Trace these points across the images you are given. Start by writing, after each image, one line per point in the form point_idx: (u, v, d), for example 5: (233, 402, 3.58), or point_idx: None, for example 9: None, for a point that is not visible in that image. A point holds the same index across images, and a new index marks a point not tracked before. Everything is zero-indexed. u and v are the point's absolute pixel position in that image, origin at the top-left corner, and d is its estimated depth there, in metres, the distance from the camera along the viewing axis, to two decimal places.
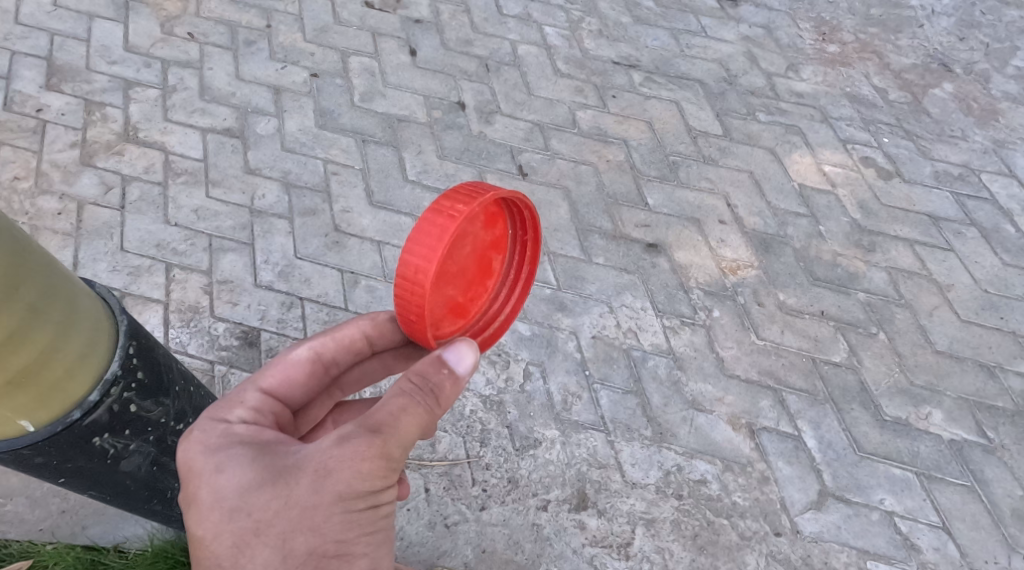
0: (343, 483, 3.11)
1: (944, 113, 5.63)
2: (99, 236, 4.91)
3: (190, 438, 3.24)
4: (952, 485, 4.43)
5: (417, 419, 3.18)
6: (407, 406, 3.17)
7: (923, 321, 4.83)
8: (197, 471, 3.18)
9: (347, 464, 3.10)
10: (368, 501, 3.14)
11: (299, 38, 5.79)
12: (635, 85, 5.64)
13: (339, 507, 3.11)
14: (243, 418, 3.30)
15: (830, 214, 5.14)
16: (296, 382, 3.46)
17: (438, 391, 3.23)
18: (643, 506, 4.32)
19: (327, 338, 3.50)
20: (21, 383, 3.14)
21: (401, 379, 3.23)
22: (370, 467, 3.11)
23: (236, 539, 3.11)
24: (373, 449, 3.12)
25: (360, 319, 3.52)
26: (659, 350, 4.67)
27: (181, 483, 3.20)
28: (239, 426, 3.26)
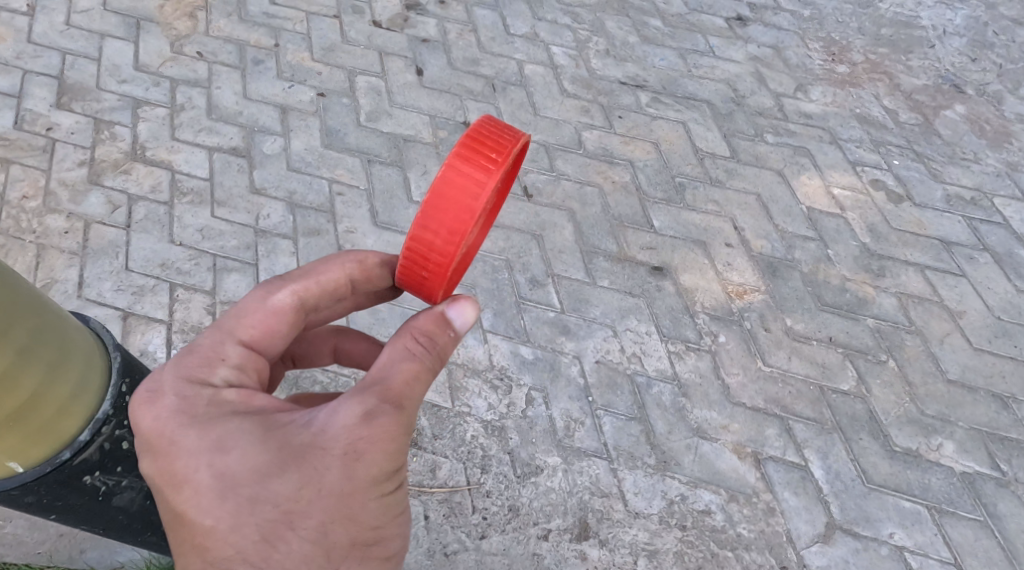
0: (373, 462, 2.99)
1: (955, 135, 5.52)
2: (105, 255, 4.85)
3: (174, 407, 3.00)
4: (964, 519, 4.31)
5: (429, 383, 3.09)
6: (422, 373, 3.08)
7: (934, 348, 4.71)
8: (196, 451, 2.97)
9: (375, 442, 2.98)
10: (397, 481, 3.05)
11: (306, 57, 5.73)
12: (642, 105, 5.55)
13: (371, 489, 3.00)
14: (226, 379, 3.08)
15: (839, 237, 5.03)
16: (278, 333, 3.18)
17: (445, 351, 3.15)
18: (646, 537, 4.22)
19: (309, 282, 3.21)
20: (9, 425, 3.07)
21: (405, 340, 3.11)
22: (398, 443, 3.01)
23: (264, 532, 2.94)
24: (399, 422, 3.01)
25: (346, 261, 3.25)
26: (664, 376, 4.56)
27: (178, 466, 2.97)
28: (228, 392, 3.05)
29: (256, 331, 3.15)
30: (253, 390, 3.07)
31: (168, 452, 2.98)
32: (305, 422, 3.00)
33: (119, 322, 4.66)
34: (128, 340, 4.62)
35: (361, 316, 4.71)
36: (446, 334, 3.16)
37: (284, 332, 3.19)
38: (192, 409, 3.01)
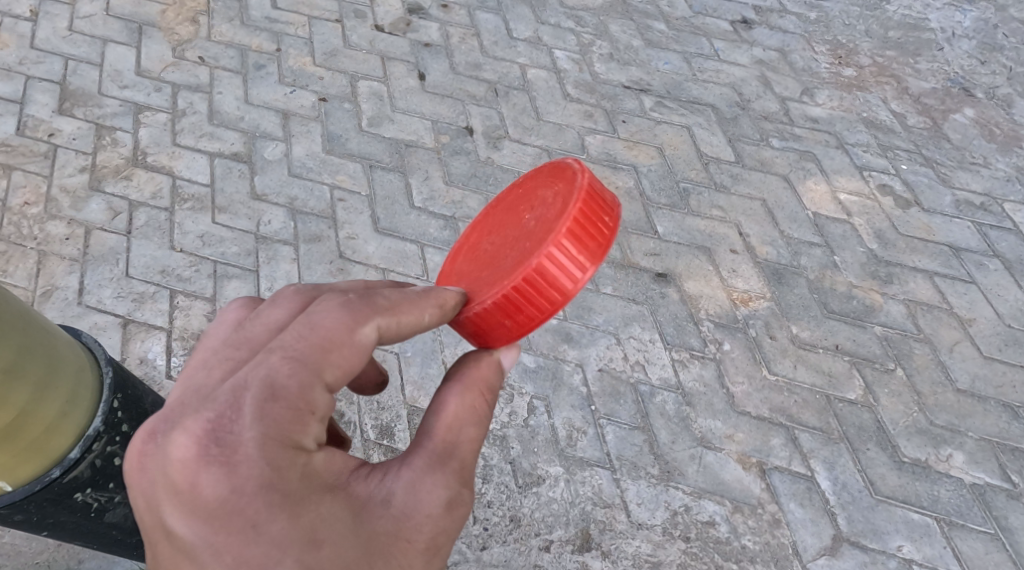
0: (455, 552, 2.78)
1: (965, 140, 5.44)
2: (105, 262, 4.79)
3: (260, 476, 2.63)
4: (973, 532, 4.22)
5: None
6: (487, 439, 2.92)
7: (943, 357, 4.62)
8: (282, 537, 2.62)
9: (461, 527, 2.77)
10: None
11: (307, 62, 5.67)
12: (646, 110, 5.48)
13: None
14: (314, 437, 2.71)
15: (845, 243, 4.95)
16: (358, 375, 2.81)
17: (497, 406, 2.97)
18: (650, 548, 4.14)
19: (394, 318, 2.83)
20: None
21: (471, 395, 2.88)
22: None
23: None
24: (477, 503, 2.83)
25: (429, 304, 2.90)
26: (668, 385, 4.49)
27: (252, 549, 2.61)
28: (316, 460, 2.70)
29: (342, 372, 2.75)
30: (325, 451, 2.72)
31: (249, 536, 2.61)
32: (388, 503, 2.72)
33: (119, 329, 4.60)
34: (127, 347, 4.56)
35: None
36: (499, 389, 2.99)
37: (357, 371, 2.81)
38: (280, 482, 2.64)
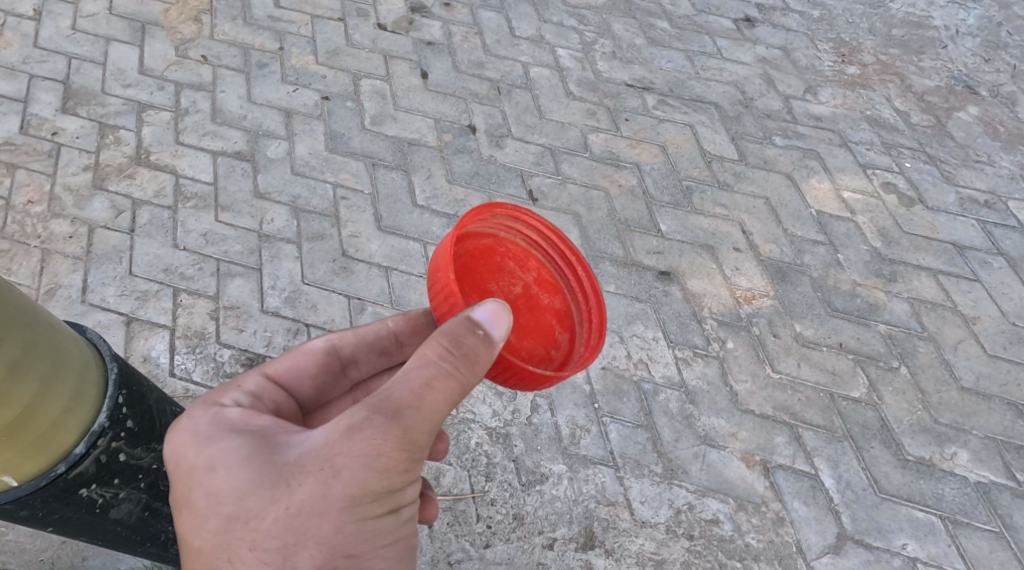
0: (365, 484, 3.00)
1: (968, 138, 5.43)
2: (109, 260, 4.79)
3: (180, 425, 3.17)
4: (978, 531, 4.22)
5: (433, 391, 3.03)
6: (453, 391, 3.04)
7: (948, 355, 4.62)
8: (189, 469, 3.09)
9: (363, 460, 2.99)
10: (387, 503, 3.05)
11: (310, 61, 5.67)
12: (649, 108, 5.48)
13: (363, 511, 3.02)
14: (238, 401, 3.25)
15: (849, 242, 4.95)
16: (306, 372, 3.44)
17: (481, 365, 3.07)
18: (653, 546, 4.14)
19: (346, 332, 3.48)
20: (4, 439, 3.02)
21: (428, 346, 3.05)
22: (400, 464, 3.02)
23: (239, 550, 3.02)
24: (399, 443, 3.00)
25: (393, 317, 3.50)
26: (671, 383, 4.49)
27: (173, 482, 3.13)
28: (230, 411, 3.17)
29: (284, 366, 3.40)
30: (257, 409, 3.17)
31: (169, 473, 3.13)
32: (300, 441, 3.06)
33: (122, 327, 4.60)
34: (131, 345, 4.56)
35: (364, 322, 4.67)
36: (491, 355, 3.08)
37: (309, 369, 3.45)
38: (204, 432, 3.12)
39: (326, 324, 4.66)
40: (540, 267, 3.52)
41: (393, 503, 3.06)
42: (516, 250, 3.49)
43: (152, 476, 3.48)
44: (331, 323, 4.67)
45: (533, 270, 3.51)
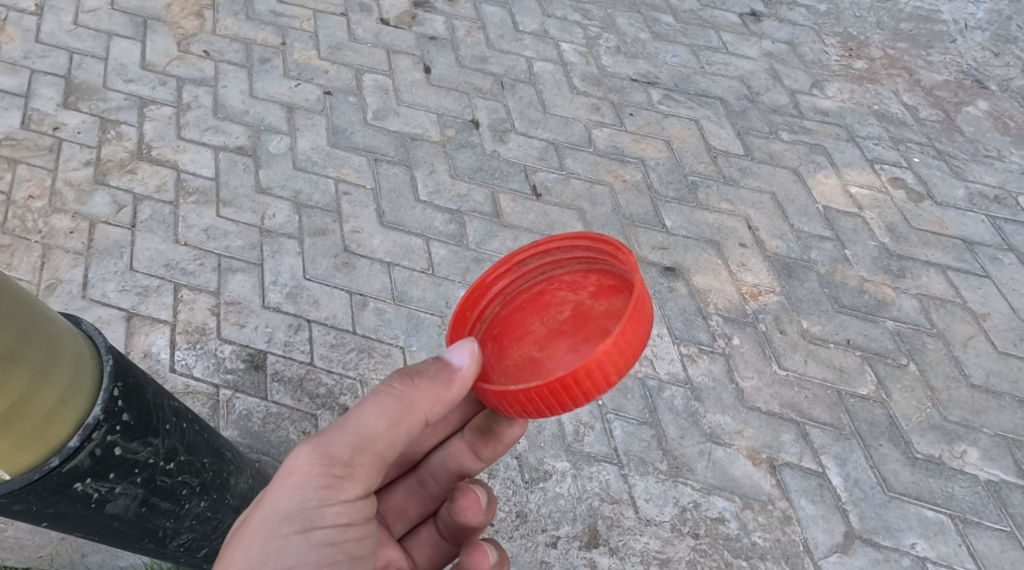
0: (282, 500, 3.10)
1: (978, 133, 5.39)
2: (109, 255, 4.75)
3: None
4: (989, 530, 4.18)
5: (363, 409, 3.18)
6: (384, 406, 3.16)
7: (956, 352, 4.58)
8: None
9: (284, 475, 3.12)
10: (299, 520, 3.09)
11: (313, 55, 5.63)
12: (654, 103, 5.44)
13: (277, 529, 3.08)
14: None
15: (856, 237, 4.90)
16: None
17: (420, 385, 3.19)
18: (658, 545, 4.10)
19: None
20: None
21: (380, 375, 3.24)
22: (318, 479, 3.12)
23: None
24: (319, 457, 3.12)
25: None
26: (676, 380, 4.44)
27: None
28: None
29: None
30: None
31: None
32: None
33: (123, 323, 4.56)
34: (131, 341, 4.52)
35: (366, 318, 4.63)
36: (447, 383, 3.20)
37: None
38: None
39: (328, 320, 4.62)
40: (599, 280, 3.39)
41: (309, 523, 3.09)
42: (572, 277, 3.43)
43: (149, 470, 3.43)
44: (333, 319, 4.62)
45: (591, 285, 3.39)
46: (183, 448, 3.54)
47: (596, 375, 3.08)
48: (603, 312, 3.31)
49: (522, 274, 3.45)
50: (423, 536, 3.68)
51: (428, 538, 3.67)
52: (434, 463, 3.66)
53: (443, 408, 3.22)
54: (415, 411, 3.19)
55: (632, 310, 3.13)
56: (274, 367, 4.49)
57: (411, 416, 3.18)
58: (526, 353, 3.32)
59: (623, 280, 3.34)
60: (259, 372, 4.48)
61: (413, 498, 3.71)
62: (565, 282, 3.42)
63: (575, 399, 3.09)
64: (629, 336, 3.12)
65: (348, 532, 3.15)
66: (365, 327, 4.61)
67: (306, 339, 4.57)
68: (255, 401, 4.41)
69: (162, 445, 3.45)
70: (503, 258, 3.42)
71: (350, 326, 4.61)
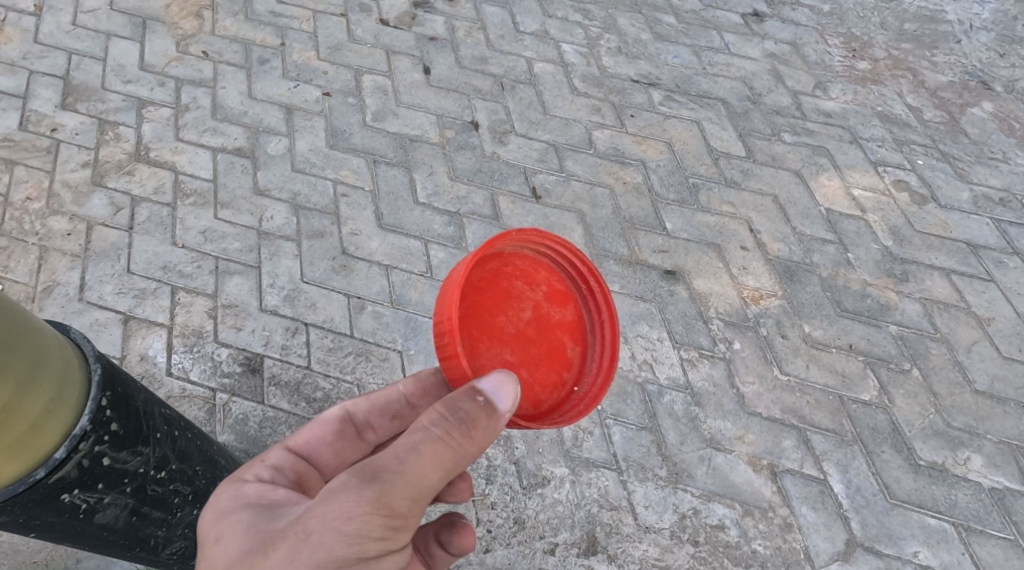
0: (334, 547, 2.99)
1: (983, 134, 5.33)
2: (107, 258, 4.70)
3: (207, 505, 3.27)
4: (992, 538, 4.12)
5: (422, 456, 3.05)
6: (442, 455, 3.06)
7: (961, 357, 4.52)
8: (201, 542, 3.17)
9: (337, 522, 3.00)
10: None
11: (312, 55, 5.58)
12: (655, 104, 5.38)
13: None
14: (259, 474, 3.34)
15: (859, 240, 4.84)
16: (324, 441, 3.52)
17: (477, 434, 3.09)
18: (657, 552, 4.04)
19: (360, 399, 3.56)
20: None
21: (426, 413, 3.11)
22: (377, 531, 3.01)
23: None
24: (380, 509, 3.00)
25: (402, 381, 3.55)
26: (677, 385, 4.38)
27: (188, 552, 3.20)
28: (251, 485, 3.26)
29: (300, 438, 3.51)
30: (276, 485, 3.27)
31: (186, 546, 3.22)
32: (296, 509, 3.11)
33: (120, 326, 4.51)
34: (128, 344, 4.47)
35: (364, 322, 4.58)
36: (493, 426, 3.11)
37: (327, 438, 3.52)
38: (215, 507, 3.22)
39: (325, 323, 4.56)
40: (548, 278, 3.50)
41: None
42: (524, 266, 3.46)
43: (140, 480, 3.39)
44: (330, 322, 4.57)
45: (544, 282, 3.49)
46: (174, 457, 3.50)
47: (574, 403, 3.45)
48: (553, 316, 3.47)
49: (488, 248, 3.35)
50: None
51: None
52: None
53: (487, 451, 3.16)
54: (467, 456, 3.10)
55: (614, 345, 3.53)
56: (271, 371, 4.44)
57: (462, 462, 3.09)
58: (504, 357, 3.35)
59: (569, 289, 3.55)
60: (256, 376, 4.43)
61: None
62: (518, 268, 3.44)
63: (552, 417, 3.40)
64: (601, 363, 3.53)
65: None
66: (362, 330, 4.55)
67: (304, 342, 4.51)
68: (252, 406, 4.36)
69: (152, 454, 3.41)
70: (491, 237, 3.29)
71: (347, 330, 4.56)
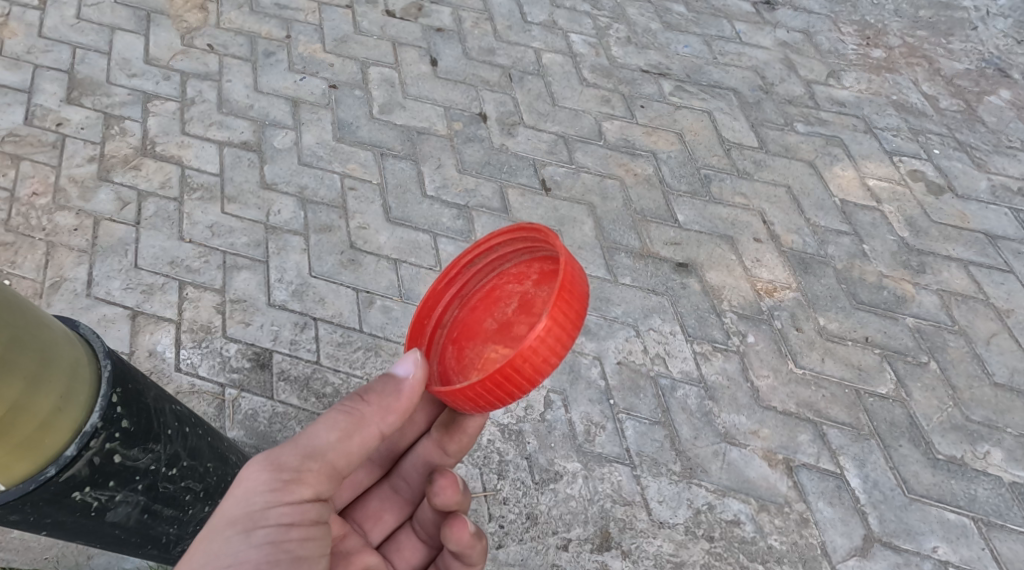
0: (230, 506, 3.09)
1: (1000, 123, 5.26)
2: (114, 253, 4.66)
3: None
4: (1013, 533, 4.07)
5: (325, 418, 3.20)
6: (335, 419, 3.19)
7: (979, 350, 4.46)
8: None
9: (234, 484, 3.13)
10: (249, 523, 3.08)
11: (318, 48, 5.52)
12: (665, 94, 5.32)
13: (220, 532, 3.07)
14: None
15: (875, 232, 4.79)
16: None
17: (371, 398, 3.22)
18: (672, 548, 4.00)
19: None
20: None
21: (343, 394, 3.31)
22: (266, 483, 3.11)
23: None
24: (268, 464, 3.13)
25: None
26: (689, 378, 4.33)
27: None
28: None
29: None
30: None
31: None
32: None
33: (128, 322, 4.47)
34: (136, 340, 4.44)
35: (373, 316, 4.54)
36: (394, 395, 3.23)
37: None
38: None
39: (333, 318, 4.52)
40: (541, 267, 3.40)
41: (251, 524, 3.08)
42: (518, 268, 3.45)
43: (151, 477, 3.35)
44: (338, 317, 4.52)
45: (534, 274, 3.40)
46: (186, 454, 3.46)
47: (534, 362, 3.12)
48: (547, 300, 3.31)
49: (471, 277, 3.48)
50: (402, 541, 3.63)
51: (408, 543, 3.63)
52: (405, 466, 3.64)
53: (396, 418, 3.25)
54: (367, 429, 3.21)
55: (557, 294, 3.15)
56: (280, 366, 4.40)
57: (364, 431, 3.21)
58: (480, 352, 3.36)
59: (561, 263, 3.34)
60: (265, 371, 4.39)
61: (389, 504, 3.66)
62: (512, 274, 3.45)
63: (521, 386, 3.14)
64: (560, 320, 3.14)
65: (291, 532, 3.12)
66: (371, 325, 4.51)
67: (312, 338, 4.47)
68: (261, 401, 4.32)
69: (163, 451, 3.37)
70: (450, 264, 3.45)
71: (356, 325, 4.51)
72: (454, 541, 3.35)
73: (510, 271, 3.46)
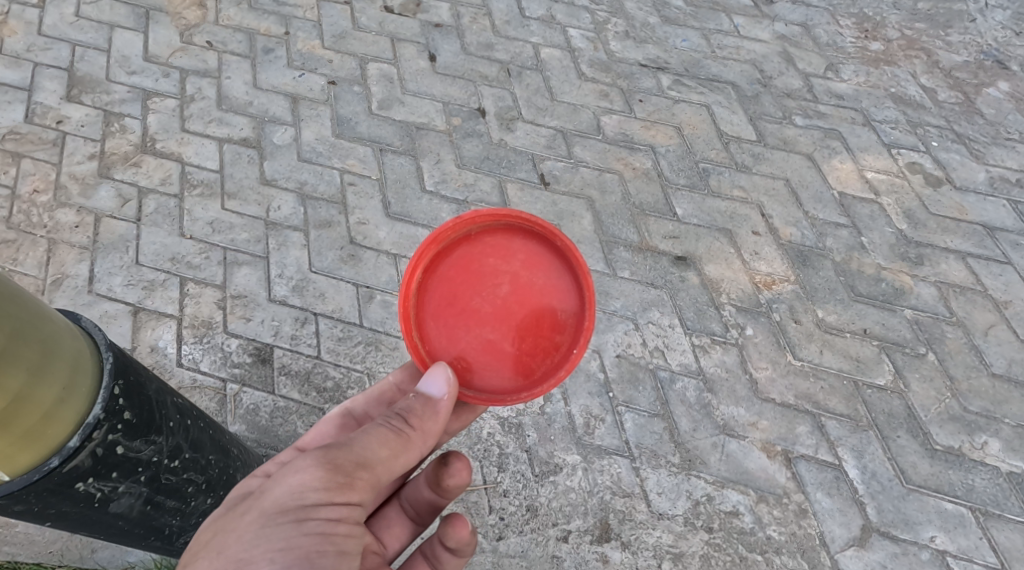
0: (282, 495, 3.11)
1: (999, 115, 5.27)
2: (115, 249, 4.68)
3: None
4: (1010, 522, 4.09)
5: (377, 433, 3.22)
6: (386, 436, 3.23)
7: (977, 341, 4.48)
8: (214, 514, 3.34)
9: (285, 474, 3.14)
10: (302, 514, 3.09)
11: (317, 45, 5.53)
12: (663, 88, 5.33)
13: (273, 521, 3.08)
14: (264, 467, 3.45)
15: (873, 224, 4.80)
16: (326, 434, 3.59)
17: (417, 421, 3.28)
18: (671, 539, 4.02)
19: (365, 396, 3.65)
20: None
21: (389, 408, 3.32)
22: (318, 480, 3.12)
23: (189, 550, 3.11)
24: (323, 463, 3.14)
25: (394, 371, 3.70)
26: (689, 371, 4.35)
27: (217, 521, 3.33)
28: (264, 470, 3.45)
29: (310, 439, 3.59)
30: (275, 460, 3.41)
31: None
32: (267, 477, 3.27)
33: (129, 318, 4.49)
34: (137, 336, 4.45)
35: (373, 311, 4.55)
36: (434, 415, 3.30)
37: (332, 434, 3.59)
38: None
39: (334, 314, 4.53)
40: (525, 245, 3.48)
41: (302, 514, 3.09)
42: (497, 240, 3.47)
43: (154, 469, 3.36)
44: (339, 312, 4.54)
45: (520, 252, 3.47)
46: (187, 446, 3.47)
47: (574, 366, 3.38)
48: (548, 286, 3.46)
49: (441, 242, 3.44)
50: (391, 516, 3.62)
51: (396, 519, 3.63)
52: None
53: (434, 441, 3.33)
54: (412, 451, 3.27)
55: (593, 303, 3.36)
56: (280, 361, 4.42)
57: (409, 453, 3.25)
58: (480, 336, 3.44)
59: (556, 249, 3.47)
60: (266, 366, 4.40)
61: None
62: (491, 246, 3.47)
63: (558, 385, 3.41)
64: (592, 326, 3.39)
65: (338, 527, 3.12)
66: (371, 320, 4.53)
67: (313, 333, 4.49)
68: (263, 396, 4.34)
69: (165, 443, 3.38)
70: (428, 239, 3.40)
71: (355, 320, 4.53)
72: (452, 537, 3.38)
73: (488, 241, 3.47)
